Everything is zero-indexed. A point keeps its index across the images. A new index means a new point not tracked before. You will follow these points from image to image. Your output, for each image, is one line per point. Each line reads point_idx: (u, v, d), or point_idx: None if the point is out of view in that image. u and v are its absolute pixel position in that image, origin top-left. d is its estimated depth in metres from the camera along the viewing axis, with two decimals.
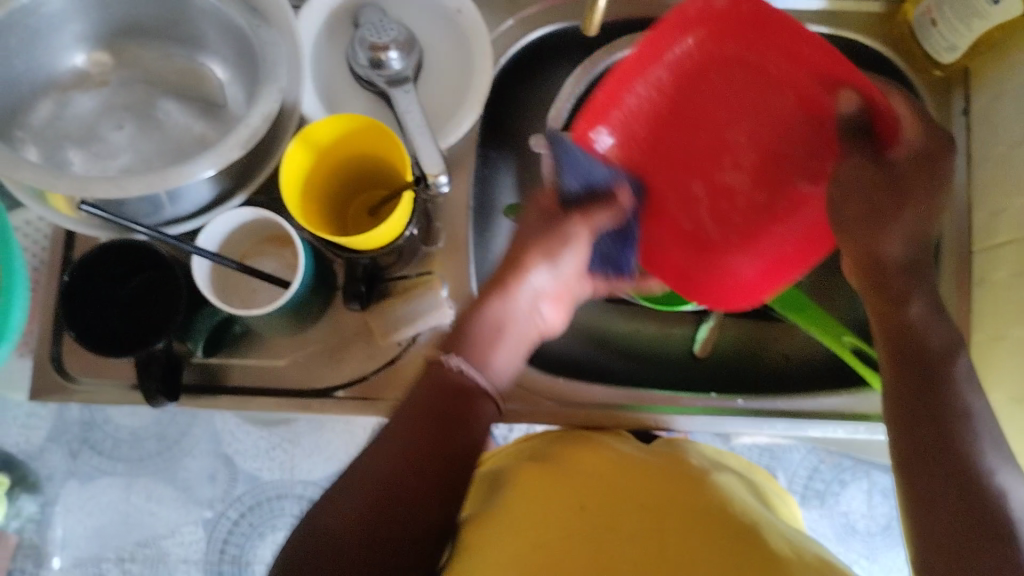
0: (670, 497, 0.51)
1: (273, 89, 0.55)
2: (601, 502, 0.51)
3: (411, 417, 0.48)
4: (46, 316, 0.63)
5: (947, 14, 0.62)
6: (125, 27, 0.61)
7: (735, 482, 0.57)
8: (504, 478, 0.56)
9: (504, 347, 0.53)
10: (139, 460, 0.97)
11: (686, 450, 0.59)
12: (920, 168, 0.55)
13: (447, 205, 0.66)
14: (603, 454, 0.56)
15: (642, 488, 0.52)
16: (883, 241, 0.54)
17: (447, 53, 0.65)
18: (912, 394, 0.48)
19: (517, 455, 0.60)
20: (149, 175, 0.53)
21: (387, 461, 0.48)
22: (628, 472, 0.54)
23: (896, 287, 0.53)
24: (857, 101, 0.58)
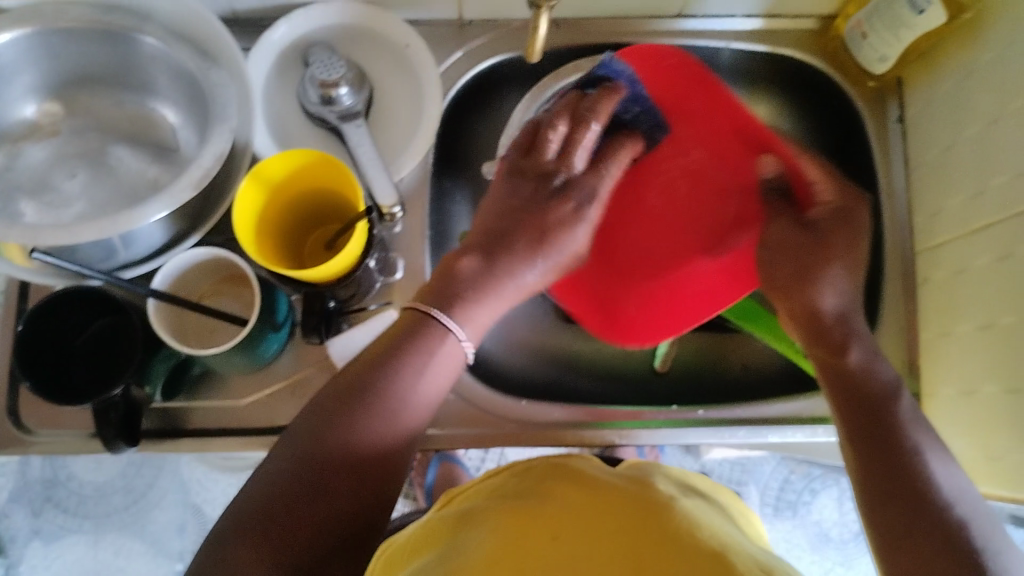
0: (640, 524, 0.51)
1: (223, 130, 0.56)
2: (573, 535, 0.50)
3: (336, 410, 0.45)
4: (2, 370, 0.62)
5: (877, 28, 0.63)
6: (73, 76, 0.61)
7: (703, 505, 0.57)
8: (474, 517, 0.54)
9: (478, 320, 0.51)
10: (106, 516, 0.96)
11: (653, 476, 0.60)
12: (835, 227, 0.55)
13: (403, 235, 0.67)
14: (576, 486, 0.56)
15: (614, 518, 0.52)
16: (816, 295, 0.54)
17: (397, 86, 0.66)
18: (859, 441, 0.48)
19: (485, 493, 0.58)
20: (101, 221, 0.53)
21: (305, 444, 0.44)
22: (599, 502, 0.54)
23: (834, 334, 0.53)
24: (779, 169, 0.58)
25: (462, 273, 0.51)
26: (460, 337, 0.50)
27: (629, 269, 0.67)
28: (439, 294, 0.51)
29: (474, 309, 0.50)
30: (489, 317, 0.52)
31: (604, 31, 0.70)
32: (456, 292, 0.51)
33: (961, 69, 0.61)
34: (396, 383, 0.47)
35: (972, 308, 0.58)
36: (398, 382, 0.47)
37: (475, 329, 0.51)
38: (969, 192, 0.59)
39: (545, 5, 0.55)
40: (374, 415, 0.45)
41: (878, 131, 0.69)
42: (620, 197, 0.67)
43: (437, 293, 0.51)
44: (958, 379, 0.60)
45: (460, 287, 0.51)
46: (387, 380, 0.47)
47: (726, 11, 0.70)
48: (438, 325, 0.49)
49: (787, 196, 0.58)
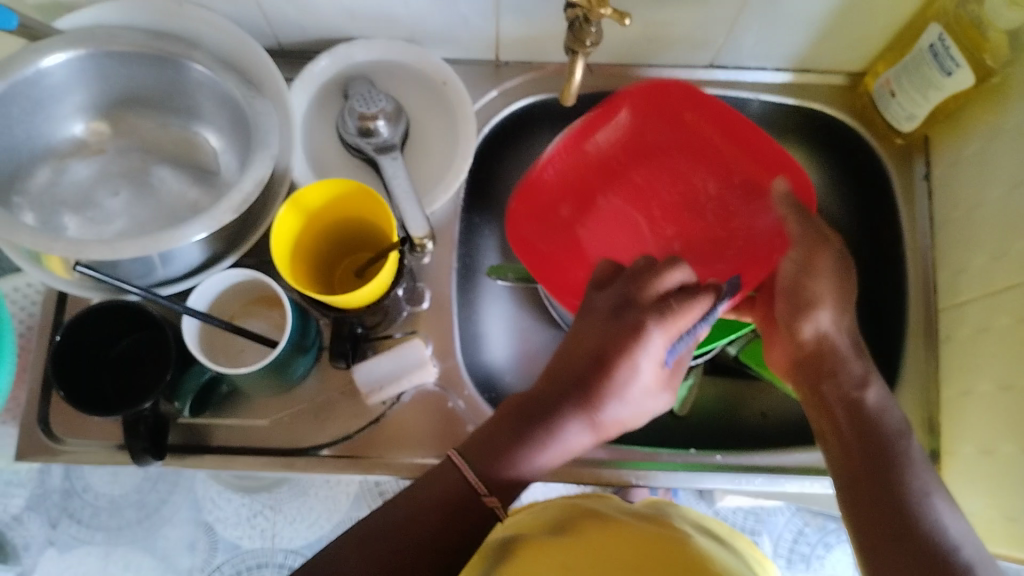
0: (658, 548, 0.51)
1: (265, 156, 0.58)
2: (598, 548, 0.50)
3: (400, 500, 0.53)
4: (35, 379, 0.64)
5: (904, 87, 0.65)
6: (123, 98, 0.63)
7: (718, 546, 0.57)
8: (503, 544, 0.54)
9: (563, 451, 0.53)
10: (118, 529, 0.97)
11: (672, 515, 0.60)
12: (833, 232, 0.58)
13: (431, 266, 0.68)
14: (599, 514, 0.56)
15: (638, 538, 0.52)
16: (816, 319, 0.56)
17: (433, 122, 0.68)
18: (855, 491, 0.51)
19: (509, 526, 0.59)
20: (143, 239, 0.55)
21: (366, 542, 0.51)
22: (622, 527, 0.54)
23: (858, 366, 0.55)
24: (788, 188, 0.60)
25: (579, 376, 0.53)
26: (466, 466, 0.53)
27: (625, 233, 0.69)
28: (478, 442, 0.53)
29: (517, 451, 0.52)
30: (561, 455, 0.54)
31: (635, 77, 0.72)
32: (493, 455, 0.52)
33: (988, 132, 0.62)
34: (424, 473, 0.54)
35: (993, 367, 0.59)
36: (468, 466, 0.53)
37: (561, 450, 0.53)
38: (993, 252, 0.60)
39: (581, 51, 0.56)
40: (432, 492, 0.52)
41: (904, 187, 0.70)
42: (594, 175, 0.69)
43: (476, 455, 0.53)
44: (977, 438, 0.60)
45: (511, 441, 0.52)
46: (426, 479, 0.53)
47: (757, 63, 0.71)
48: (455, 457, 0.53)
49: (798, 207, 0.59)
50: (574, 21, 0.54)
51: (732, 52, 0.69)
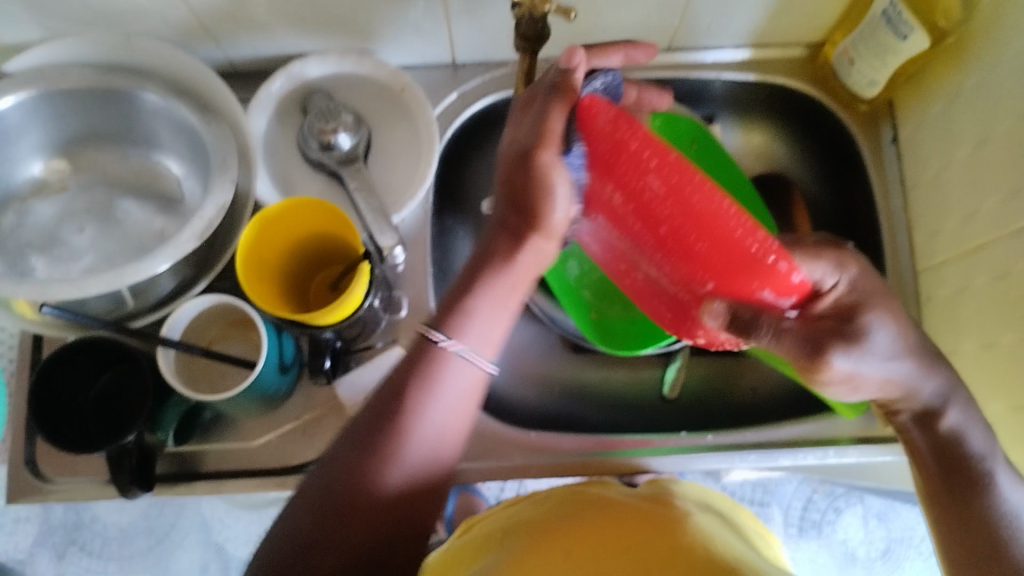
0: (649, 542, 0.51)
1: (226, 180, 0.57)
2: (585, 551, 0.50)
3: (359, 447, 0.47)
4: (21, 421, 0.64)
5: (863, 54, 0.64)
6: (80, 134, 0.63)
7: (715, 522, 0.57)
8: (501, 542, 0.55)
9: (482, 334, 0.52)
10: (129, 557, 0.97)
11: (671, 492, 0.60)
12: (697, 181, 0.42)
13: (407, 273, 0.68)
14: (594, 507, 0.57)
15: (627, 533, 0.52)
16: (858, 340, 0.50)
17: (394, 130, 0.68)
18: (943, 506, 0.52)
19: (504, 518, 0.59)
20: (109, 274, 0.54)
21: (341, 478, 0.47)
22: (615, 520, 0.54)
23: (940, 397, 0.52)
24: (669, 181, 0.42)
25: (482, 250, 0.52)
26: (457, 350, 0.50)
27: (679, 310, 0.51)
28: (443, 319, 0.51)
29: (475, 326, 0.51)
30: (498, 334, 0.52)
31: None
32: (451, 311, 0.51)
33: (949, 92, 0.61)
34: (416, 399, 0.49)
35: (975, 326, 0.58)
36: (417, 399, 0.49)
37: (479, 339, 0.51)
38: (964, 212, 0.60)
39: (530, 48, 0.56)
40: (369, 475, 0.47)
41: (872, 154, 0.69)
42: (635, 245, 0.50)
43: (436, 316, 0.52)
44: (966, 398, 0.60)
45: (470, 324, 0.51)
46: (404, 399, 0.49)
47: (715, 42, 0.71)
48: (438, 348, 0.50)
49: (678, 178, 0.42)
50: (520, 20, 0.54)
51: (688, 34, 0.69)
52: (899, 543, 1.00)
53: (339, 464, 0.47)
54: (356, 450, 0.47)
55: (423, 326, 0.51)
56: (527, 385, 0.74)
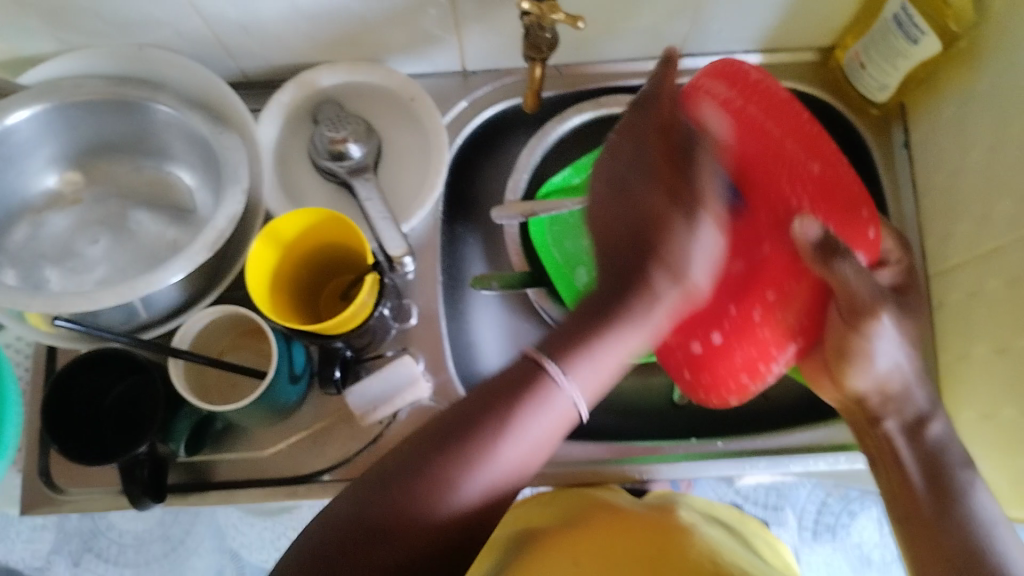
0: (658, 558, 0.51)
1: (236, 191, 0.58)
2: (598, 566, 0.51)
3: (436, 448, 0.44)
4: (35, 432, 0.64)
5: (874, 58, 0.64)
6: (93, 146, 0.63)
7: (723, 535, 0.57)
8: (516, 552, 0.55)
9: (596, 364, 0.47)
10: (145, 563, 0.97)
11: (679, 504, 0.60)
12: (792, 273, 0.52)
13: (417, 282, 0.68)
14: (603, 516, 0.57)
15: (639, 547, 0.52)
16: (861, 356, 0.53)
17: (404, 139, 0.68)
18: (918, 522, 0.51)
19: (514, 527, 0.59)
20: (121, 286, 0.55)
21: (400, 490, 0.43)
22: (626, 530, 0.54)
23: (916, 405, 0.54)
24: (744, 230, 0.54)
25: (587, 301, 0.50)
26: (563, 384, 0.46)
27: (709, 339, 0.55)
28: (554, 346, 0.47)
29: (584, 367, 0.47)
30: (599, 379, 0.47)
31: (604, 72, 0.72)
32: (573, 345, 0.47)
33: (961, 95, 0.61)
34: (499, 425, 0.45)
35: (987, 332, 0.58)
36: (513, 414, 0.45)
37: (588, 380, 0.47)
38: (976, 217, 0.59)
39: (538, 57, 0.56)
40: (431, 489, 0.43)
41: (883, 157, 0.69)
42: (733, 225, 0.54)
43: (553, 343, 0.48)
44: (979, 404, 0.59)
45: (592, 342, 0.47)
46: (489, 421, 0.45)
47: (725, 47, 0.70)
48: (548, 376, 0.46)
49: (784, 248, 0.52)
50: (528, 29, 0.54)
51: (697, 39, 0.69)
52: None
53: (398, 473, 0.44)
54: (427, 458, 0.44)
55: (535, 351, 0.47)
56: None
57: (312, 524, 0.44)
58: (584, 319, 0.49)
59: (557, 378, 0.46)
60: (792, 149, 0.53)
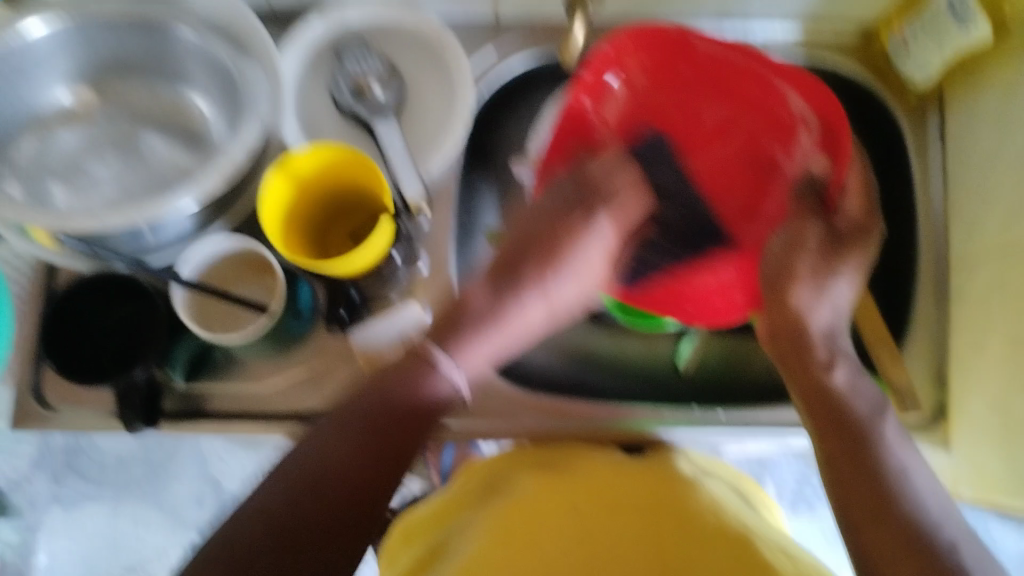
0: (654, 503, 0.52)
1: (254, 120, 0.55)
2: (589, 507, 0.52)
3: (380, 401, 0.49)
4: (30, 349, 0.63)
5: (919, 35, 0.63)
6: (106, 60, 0.61)
7: (727, 491, 0.57)
8: (507, 481, 0.55)
9: (476, 352, 0.54)
10: (126, 485, 0.92)
11: (674, 458, 0.59)
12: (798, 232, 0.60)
13: (429, 228, 0.66)
14: (600, 462, 0.57)
15: (634, 491, 0.53)
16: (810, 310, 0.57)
17: (424, 78, 0.65)
18: (834, 434, 0.50)
19: (508, 460, 0.59)
20: (130, 208, 0.53)
21: (335, 441, 0.47)
22: (625, 477, 0.55)
23: (821, 351, 0.55)
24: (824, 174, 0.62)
25: (467, 306, 0.55)
26: (451, 369, 0.52)
27: (680, 296, 0.65)
28: (446, 339, 0.53)
29: (468, 346, 0.54)
30: (478, 350, 0.54)
31: (640, 30, 0.69)
32: (461, 339, 0.53)
33: (1005, 83, 0.59)
34: (399, 377, 0.50)
35: (1006, 326, 0.57)
36: (421, 375, 0.51)
37: (471, 361, 0.53)
38: (1008, 209, 0.58)
39: (581, 6, 0.54)
40: (372, 435, 0.48)
41: (915, 140, 0.68)
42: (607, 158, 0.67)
43: (438, 334, 0.54)
44: (987, 398, 0.59)
45: (466, 326, 0.54)
46: (398, 381, 0.50)
47: (765, 13, 0.68)
48: (434, 363, 0.51)
49: (818, 202, 0.62)
50: None
51: (739, 1, 0.67)
52: None
53: (323, 429, 0.48)
54: (359, 425, 0.48)
55: (425, 340, 0.53)
56: (542, 348, 0.73)
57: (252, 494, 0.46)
58: (472, 318, 0.55)
59: (443, 370, 0.51)
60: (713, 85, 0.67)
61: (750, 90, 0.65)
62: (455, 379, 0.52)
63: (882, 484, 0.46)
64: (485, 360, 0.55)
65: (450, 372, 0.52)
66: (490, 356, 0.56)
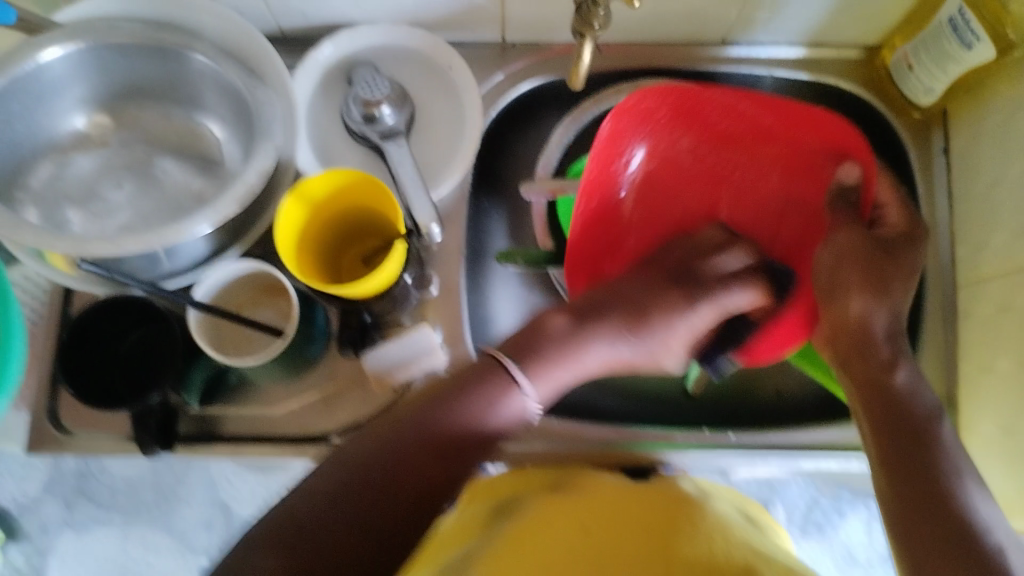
0: (659, 519, 0.52)
1: (269, 147, 0.56)
2: (600, 528, 0.51)
3: (427, 420, 0.47)
4: (46, 372, 0.64)
5: (923, 60, 0.63)
6: (122, 88, 0.62)
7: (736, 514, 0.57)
8: (516, 507, 0.55)
9: (553, 374, 0.51)
10: (136, 510, 0.92)
11: (678, 479, 0.60)
12: (897, 248, 0.56)
13: (440, 252, 0.67)
14: (604, 485, 0.58)
15: (638, 510, 0.54)
16: (858, 312, 0.55)
17: (435, 104, 0.67)
18: (900, 440, 0.48)
19: (514, 485, 0.59)
20: (147, 234, 0.54)
21: (348, 465, 0.45)
22: (628, 498, 0.56)
23: (876, 357, 0.53)
24: (856, 178, 0.58)
25: (543, 325, 0.53)
26: (525, 390, 0.50)
27: (646, 288, 0.64)
28: (511, 349, 0.52)
29: (553, 367, 0.51)
30: (552, 368, 0.51)
31: (647, 56, 0.70)
32: (526, 350, 0.51)
33: (1010, 106, 0.60)
34: (463, 403, 0.48)
35: (1015, 347, 0.58)
36: (458, 404, 0.48)
37: (541, 387, 0.51)
38: (1015, 230, 0.58)
39: (589, 33, 0.55)
40: (416, 451, 0.46)
41: (921, 162, 0.68)
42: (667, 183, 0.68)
43: (508, 348, 0.52)
44: (997, 419, 0.59)
45: (548, 348, 0.52)
46: (467, 390, 0.48)
47: (770, 38, 0.69)
48: (508, 382, 0.49)
49: (853, 208, 0.58)
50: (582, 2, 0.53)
51: (744, 28, 0.68)
52: None
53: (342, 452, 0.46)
54: (388, 451, 0.46)
55: (494, 351, 0.52)
56: None
57: (268, 517, 0.44)
58: (535, 330, 0.53)
59: (520, 397, 0.49)
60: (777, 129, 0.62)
61: (840, 136, 0.59)
62: (528, 400, 0.50)
63: (937, 497, 0.45)
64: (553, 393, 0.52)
65: (528, 397, 0.50)
66: (568, 384, 0.53)
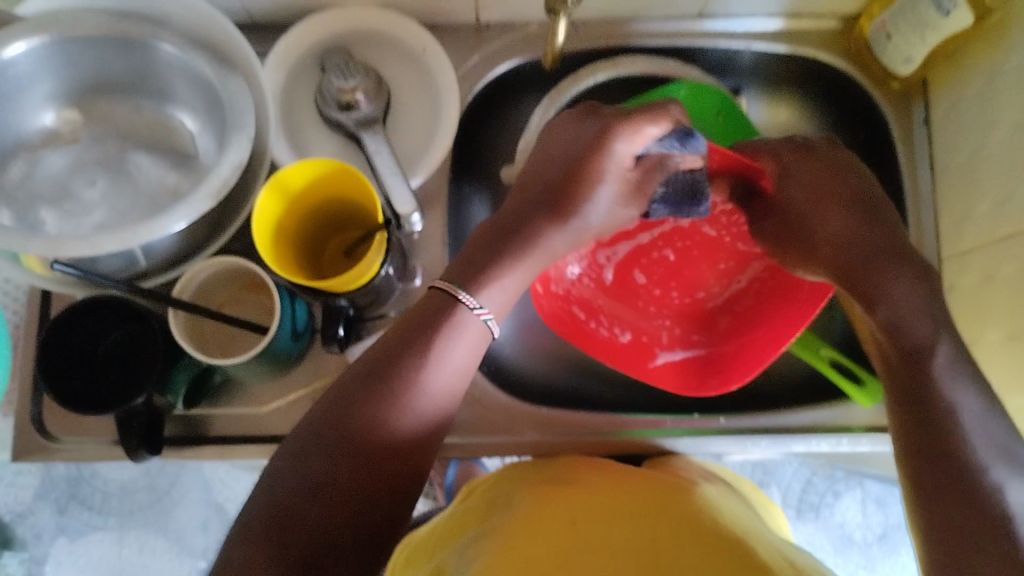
0: (656, 510, 0.52)
1: (243, 139, 0.56)
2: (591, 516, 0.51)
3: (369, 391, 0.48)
4: (27, 377, 0.63)
5: (901, 28, 0.63)
6: (91, 83, 0.61)
7: (730, 496, 0.57)
8: (510, 500, 0.55)
9: (500, 287, 0.55)
10: (130, 512, 0.90)
11: (676, 466, 0.60)
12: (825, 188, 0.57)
13: (422, 242, 0.66)
14: (600, 473, 0.58)
15: (633, 499, 0.53)
16: (842, 236, 0.55)
17: (411, 91, 0.66)
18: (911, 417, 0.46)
19: (506, 480, 0.59)
20: (120, 231, 0.53)
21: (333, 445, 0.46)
22: (622, 486, 0.56)
23: (861, 286, 0.52)
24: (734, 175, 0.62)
25: (474, 243, 0.57)
26: (474, 308, 0.53)
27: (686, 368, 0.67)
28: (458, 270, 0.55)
29: (493, 280, 0.55)
30: (506, 300, 0.56)
31: (624, 35, 0.70)
32: (473, 272, 0.55)
33: (989, 72, 0.60)
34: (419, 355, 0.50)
35: (1002, 316, 0.57)
36: (417, 357, 0.49)
37: (491, 300, 0.54)
38: (998, 197, 0.58)
39: (564, 10, 0.55)
40: (379, 418, 0.47)
41: (903, 134, 0.68)
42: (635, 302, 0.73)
43: (455, 274, 0.55)
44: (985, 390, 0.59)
45: (486, 257, 0.56)
46: (409, 349, 0.50)
47: (747, 11, 0.69)
48: (461, 308, 0.52)
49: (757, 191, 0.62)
50: None
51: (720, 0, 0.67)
52: (896, 528, 0.92)
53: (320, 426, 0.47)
54: (352, 405, 0.47)
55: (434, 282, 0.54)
56: (542, 357, 0.73)
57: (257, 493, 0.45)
58: (489, 248, 0.56)
59: (468, 305, 0.53)
60: (681, 234, 0.74)
61: (719, 160, 0.62)
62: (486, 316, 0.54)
63: None
64: (509, 294, 0.56)
65: (479, 310, 0.53)
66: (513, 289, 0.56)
